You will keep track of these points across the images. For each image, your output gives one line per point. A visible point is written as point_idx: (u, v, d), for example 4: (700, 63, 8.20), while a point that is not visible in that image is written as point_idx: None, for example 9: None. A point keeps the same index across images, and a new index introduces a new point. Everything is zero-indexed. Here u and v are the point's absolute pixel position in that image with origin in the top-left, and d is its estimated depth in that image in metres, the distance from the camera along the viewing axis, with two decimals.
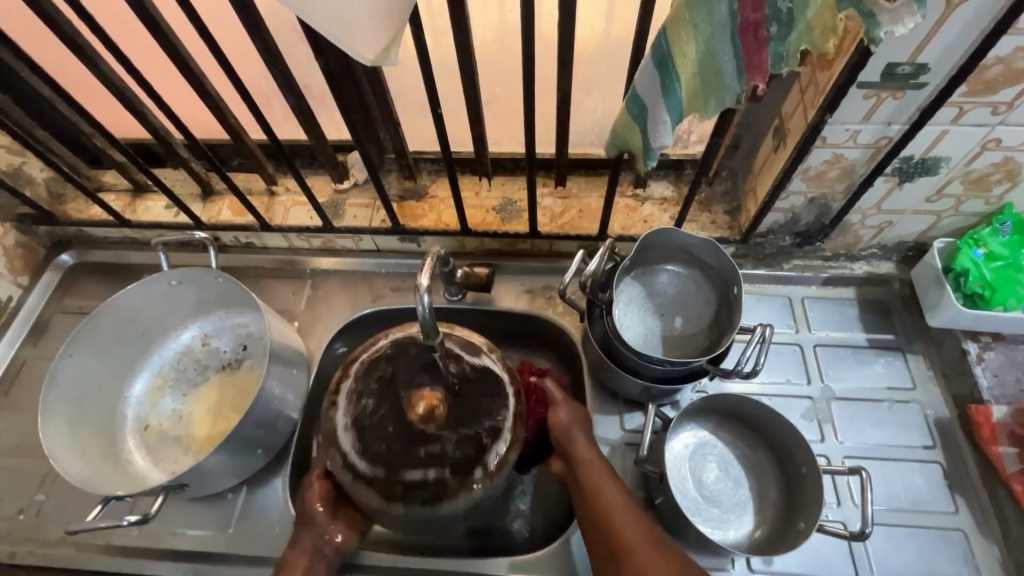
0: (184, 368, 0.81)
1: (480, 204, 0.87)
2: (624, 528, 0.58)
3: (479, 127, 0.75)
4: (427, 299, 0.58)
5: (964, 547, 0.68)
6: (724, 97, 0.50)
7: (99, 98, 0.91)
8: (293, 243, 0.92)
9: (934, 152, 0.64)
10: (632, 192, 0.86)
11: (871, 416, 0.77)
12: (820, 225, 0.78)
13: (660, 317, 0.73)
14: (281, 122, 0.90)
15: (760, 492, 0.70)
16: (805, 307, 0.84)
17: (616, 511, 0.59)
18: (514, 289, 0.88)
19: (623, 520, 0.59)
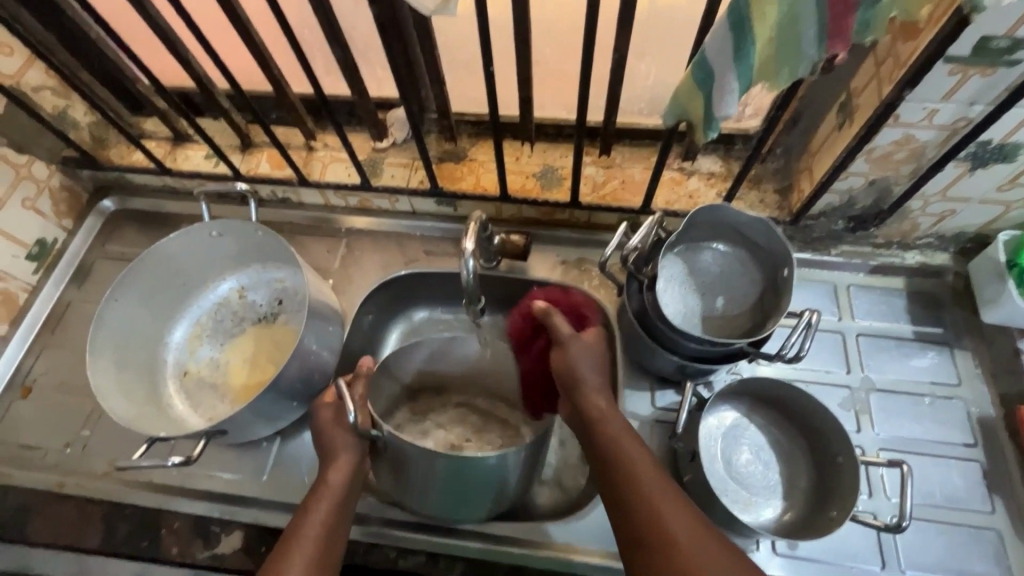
0: (221, 317, 0.82)
1: (520, 169, 0.85)
2: (659, 498, 0.53)
3: (528, 89, 0.72)
4: (472, 264, 0.63)
5: (997, 548, 0.67)
6: (800, 66, 0.48)
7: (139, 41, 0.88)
8: (330, 200, 0.91)
9: (1015, 137, 0.60)
10: (679, 164, 0.83)
11: (910, 410, 0.75)
12: (877, 210, 0.74)
13: (701, 295, 0.71)
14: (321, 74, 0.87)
15: (791, 478, 0.69)
16: (850, 295, 0.81)
17: (650, 482, 0.54)
18: (549, 259, 0.86)
19: (657, 490, 0.54)
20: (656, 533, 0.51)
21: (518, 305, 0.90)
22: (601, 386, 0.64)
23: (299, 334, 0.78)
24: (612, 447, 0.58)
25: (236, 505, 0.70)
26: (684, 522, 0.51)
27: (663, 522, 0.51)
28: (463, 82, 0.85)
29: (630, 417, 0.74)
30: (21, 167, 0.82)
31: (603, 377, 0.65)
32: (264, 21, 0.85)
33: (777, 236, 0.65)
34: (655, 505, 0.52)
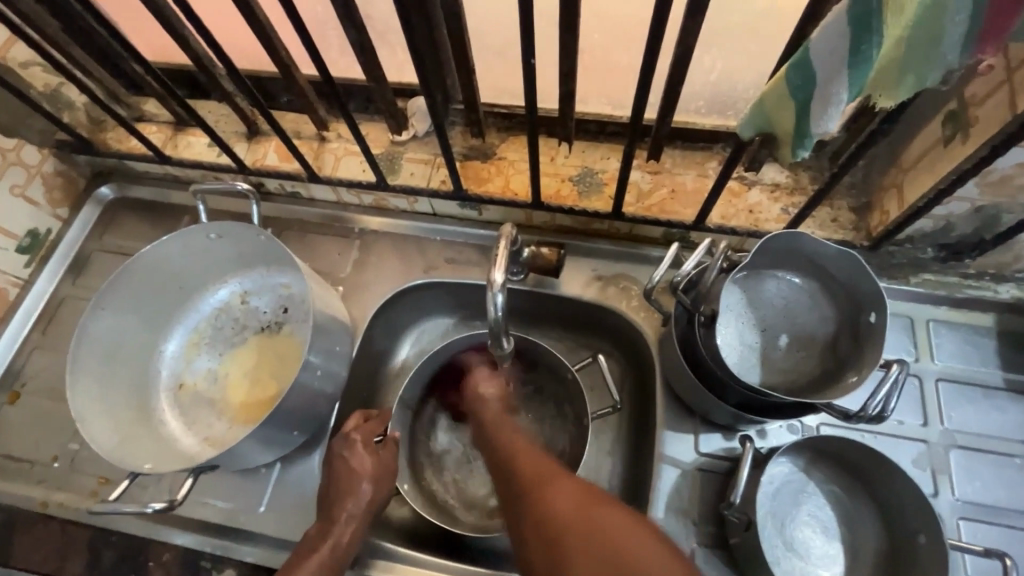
0: (221, 325, 0.75)
1: (555, 171, 0.75)
2: (541, 473, 0.51)
3: (570, 83, 0.62)
4: (501, 298, 0.55)
5: None
6: (933, 74, 0.37)
7: (135, 16, 0.80)
8: (342, 197, 0.83)
9: None
10: (740, 173, 0.72)
11: (997, 472, 0.65)
12: (977, 239, 0.63)
13: (762, 333, 0.61)
14: (334, 55, 0.78)
15: (855, 548, 0.60)
16: (930, 332, 0.71)
17: (530, 462, 0.53)
18: (583, 274, 0.77)
19: (535, 468, 0.52)
20: (534, 501, 0.48)
21: (546, 320, 0.82)
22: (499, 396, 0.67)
23: (304, 349, 0.71)
24: (499, 447, 0.57)
25: (230, 539, 0.64)
26: (564, 488, 0.48)
27: (542, 492, 0.48)
28: (496, 70, 0.74)
29: (670, 463, 0.66)
30: (8, 151, 0.75)
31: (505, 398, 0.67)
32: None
33: (866, 274, 0.55)
34: (536, 480, 0.50)
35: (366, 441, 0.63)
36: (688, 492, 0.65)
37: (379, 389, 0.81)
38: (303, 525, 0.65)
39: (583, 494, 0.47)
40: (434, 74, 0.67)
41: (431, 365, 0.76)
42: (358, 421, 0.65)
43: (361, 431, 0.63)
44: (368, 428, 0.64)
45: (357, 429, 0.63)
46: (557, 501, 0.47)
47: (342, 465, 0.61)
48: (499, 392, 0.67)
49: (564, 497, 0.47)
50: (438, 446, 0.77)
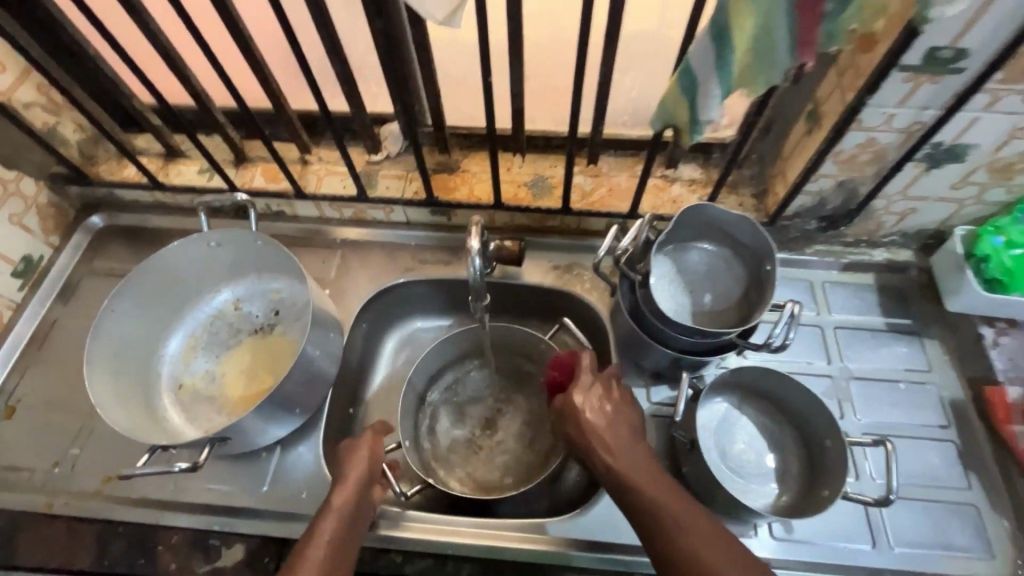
0: (216, 330, 0.82)
1: (512, 179, 0.89)
2: (654, 497, 0.56)
3: (519, 100, 0.76)
4: (477, 262, 0.69)
5: (982, 525, 0.69)
6: (774, 74, 0.52)
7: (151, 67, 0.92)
8: (324, 213, 0.93)
9: (964, 139, 0.67)
10: (662, 172, 0.88)
11: (888, 396, 0.79)
12: (846, 210, 0.80)
13: (690, 293, 0.75)
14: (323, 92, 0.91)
15: (783, 464, 0.72)
16: (826, 291, 0.87)
17: (641, 480, 0.58)
18: (541, 265, 0.89)
19: (648, 486, 0.57)
20: (660, 531, 0.55)
21: (516, 311, 0.94)
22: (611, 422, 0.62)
23: (299, 343, 0.78)
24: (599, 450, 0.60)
25: (234, 516, 0.69)
26: (691, 529, 0.54)
27: (671, 530, 0.54)
28: (457, 97, 0.88)
29: None
30: (8, 183, 0.82)
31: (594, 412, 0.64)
32: (274, 48, 0.92)
33: (759, 233, 0.70)
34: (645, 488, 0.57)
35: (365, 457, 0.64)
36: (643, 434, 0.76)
37: (364, 382, 0.89)
38: (305, 499, 0.71)
39: (719, 544, 0.53)
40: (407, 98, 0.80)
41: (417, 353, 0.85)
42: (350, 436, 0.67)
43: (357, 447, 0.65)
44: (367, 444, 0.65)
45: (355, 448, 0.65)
46: (685, 542, 0.53)
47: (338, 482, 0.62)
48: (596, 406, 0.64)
49: (689, 535, 0.54)
50: (440, 433, 0.86)
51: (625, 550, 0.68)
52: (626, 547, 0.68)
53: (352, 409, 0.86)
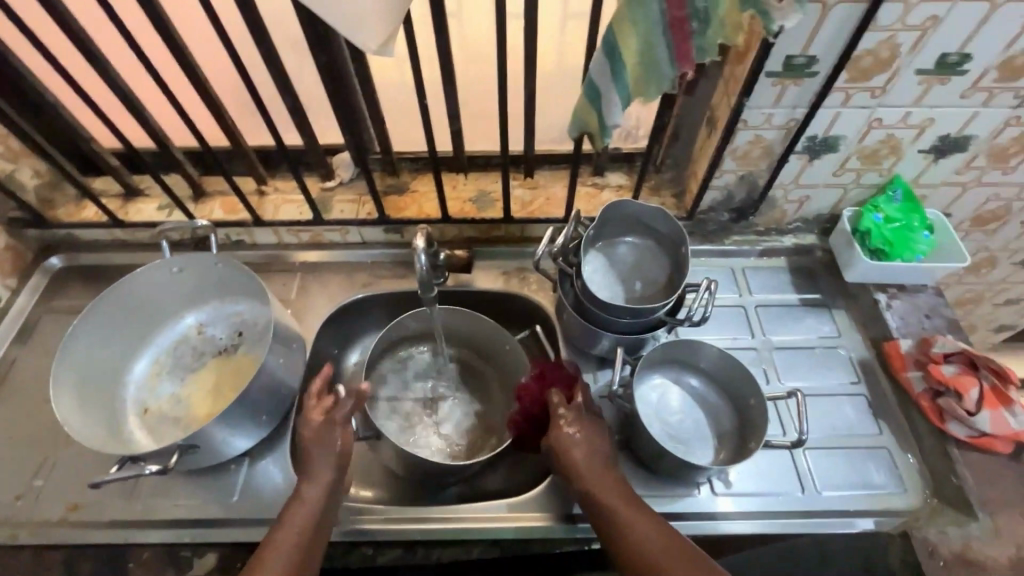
0: (180, 354, 0.85)
1: (458, 195, 0.97)
2: (616, 507, 0.62)
3: (457, 122, 0.85)
4: (424, 259, 0.77)
5: (893, 463, 0.77)
6: (662, 82, 0.63)
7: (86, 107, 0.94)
8: (282, 239, 0.98)
9: (832, 131, 0.79)
10: (592, 181, 0.97)
11: (806, 361, 0.88)
12: (751, 200, 0.91)
13: (622, 282, 0.83)
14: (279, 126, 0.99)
15: (718, 426, 0.79)
16: (746, 275, 0.97)
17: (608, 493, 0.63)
18: (491, 272, 0.97)
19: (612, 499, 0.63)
20: (622, 538, 0.60)
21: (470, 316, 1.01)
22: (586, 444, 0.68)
23: (260, 359, 0.81)
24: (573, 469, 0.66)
25: (205, 527, 0.71)
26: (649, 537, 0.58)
27: (630, 535, 0.59)
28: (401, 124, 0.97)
29: None
30: None
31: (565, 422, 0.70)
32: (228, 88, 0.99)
33: (672, 221, 0.80)
34: (606, 500, 0.63)
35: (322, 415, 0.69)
36: None
37: None
38: (275, 504, 0.73)
39: (676, 550, 0.57)
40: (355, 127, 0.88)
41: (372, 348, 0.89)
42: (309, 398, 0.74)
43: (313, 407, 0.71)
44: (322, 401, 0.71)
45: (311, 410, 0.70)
46: (639, 546, 0.58)
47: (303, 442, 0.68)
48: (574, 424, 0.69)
49: (643, 539, 0.59)
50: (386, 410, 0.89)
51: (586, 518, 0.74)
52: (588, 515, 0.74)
53: None
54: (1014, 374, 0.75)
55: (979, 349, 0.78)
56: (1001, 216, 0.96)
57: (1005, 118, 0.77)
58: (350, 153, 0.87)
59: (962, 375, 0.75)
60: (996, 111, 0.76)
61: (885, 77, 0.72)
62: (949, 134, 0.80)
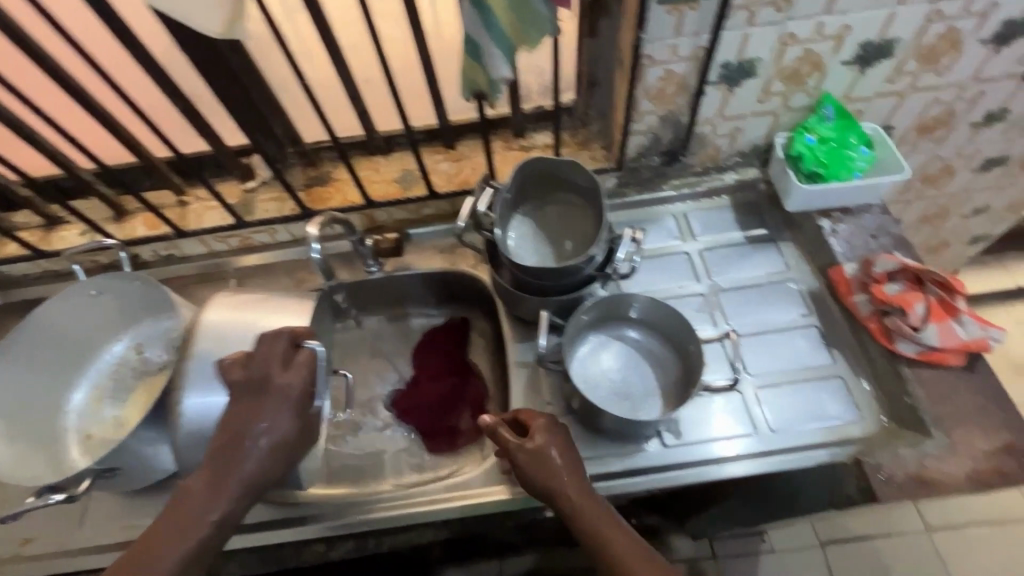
0: (121, 377, 0.84)
1: (382, 178, 0.94)
2: (594, 520, 0.60)
3: (358, 102, 0.81)
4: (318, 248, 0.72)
5: (847, 391, 0.75)
6: (541, 24, 0.60)
7: None
8: (212, 247, 0.96)
9: (746, 55, 0.75)
10: (517, 144, 0.93)
11: (755, 299, 0.85)
12: (680, 140, 0.87)
13: (551, 243, 0.81)
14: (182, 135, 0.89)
15: (663, 378, 0.77)
16: (689, 220, 0.94)
17: (588, 506, 0.61)
18: (427, 251, 0.95)
19: (593, 513, 0.61)
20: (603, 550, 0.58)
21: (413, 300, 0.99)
22: (566, 456, 0.63)
23: None
24: (552, 484, 0.61)
25: None
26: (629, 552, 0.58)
27: (610, 545, 0.58)
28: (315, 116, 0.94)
29: (520, 365, 0.82)
30: None
31: (540, 438, 0.63)
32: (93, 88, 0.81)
33: (587, 173, 0.77)
34: (583, 513, 0.60)
35: (303, 391, 0.61)
36: (538, 380, 0.81)
37: None
38: None
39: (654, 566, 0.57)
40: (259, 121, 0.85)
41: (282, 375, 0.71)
42: (237, 358, 0.61)
43: (292, 379, 0.61)
44: (292, 369, 0.61)
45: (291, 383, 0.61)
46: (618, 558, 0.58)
47: (258, 417, 0.59)
48: (549, 443, 0.63)
49: (625, 552, 0.58)
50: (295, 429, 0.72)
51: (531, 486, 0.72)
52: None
53: None
54: (960, 284, 0.72)
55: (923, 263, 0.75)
56: (946, 121, 0.91)
57: (925, 15, 0.72)
58: (265, 156, 0.89)
59: (907, 291, 0.72)
60: (914, 7, 0.71)
61: None
62: (870, 40, 0.75)
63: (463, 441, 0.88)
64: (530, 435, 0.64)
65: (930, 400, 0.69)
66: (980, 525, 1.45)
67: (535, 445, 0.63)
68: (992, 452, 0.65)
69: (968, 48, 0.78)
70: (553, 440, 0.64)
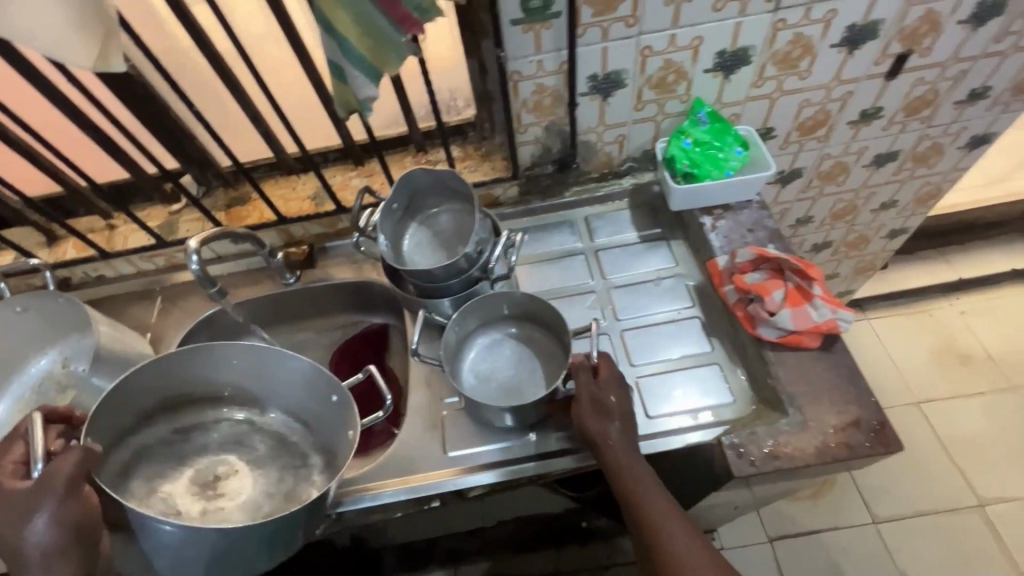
0: (46, 390, 0.87)
1: (297, 195, 0.99)
2: (646, 505, 0.65)
3: (261, 125, 0.88)
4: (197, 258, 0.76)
5: (722, 377, 0.79)
6: (398, 49, 0.66)
7: None
8: (140, 267, 1.01)
9: (610, 67, 0.80)
10: (424, 159, 0.99)
11: (645, 294, 0.89)
12: (569, 149, 0.93)
13: (442, 250, 0.86)
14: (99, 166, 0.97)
15: (547, 368, 0.81)
16: (589, 224, 0.99)
17: (644, 491, 0.65)
18: (343, 263, 1.00)
19: (648, 497, 0.65)
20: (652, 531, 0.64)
21: (333, 310, 1.03)
22: (626, 439, 0.68)
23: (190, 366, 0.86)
24: (615, 464, 0.67)
25: None
26: (671, 531, 0.63)
27: (653, 528, 0.64)
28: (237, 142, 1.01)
29: (421, 367, 0.86)
30: None
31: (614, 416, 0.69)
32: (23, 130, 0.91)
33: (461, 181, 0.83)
34: (634, 495, 0.65)
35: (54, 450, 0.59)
36: (436, 379, 0.85)
37: None
38: None
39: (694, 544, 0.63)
40: (172, 146, 0.90)
41: (300, 383, 0.76)
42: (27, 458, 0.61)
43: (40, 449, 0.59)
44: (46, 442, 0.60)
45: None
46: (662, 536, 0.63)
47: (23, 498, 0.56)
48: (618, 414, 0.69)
49: (670, 531, 0.63)
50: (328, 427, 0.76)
51: (424, 476, 0.76)
52: (421, 471, 0.77)
53: None
54: (815, 270, 0.76)
55: (784, 253, 0.80)
56: (825, 121, 0.97)
57: (771, 24, 0.79)
58: (192, 176, 0.97)
59: (767, 280, 0.76)
60: (757, 18, 0.77)
61: (629, 5, 0.73)
62: (725, 49, 0.81)
63: (375, 443, 0.91)
64: (603, 405, 0.70)
65: (789, 381, 0.72)
66: (927, 516, 1.46)
67: (596, 422, 0.68)
68: (842, 427, 0.68)
69: (822, 52, 0.84)
70: (622, 408, 0.70)
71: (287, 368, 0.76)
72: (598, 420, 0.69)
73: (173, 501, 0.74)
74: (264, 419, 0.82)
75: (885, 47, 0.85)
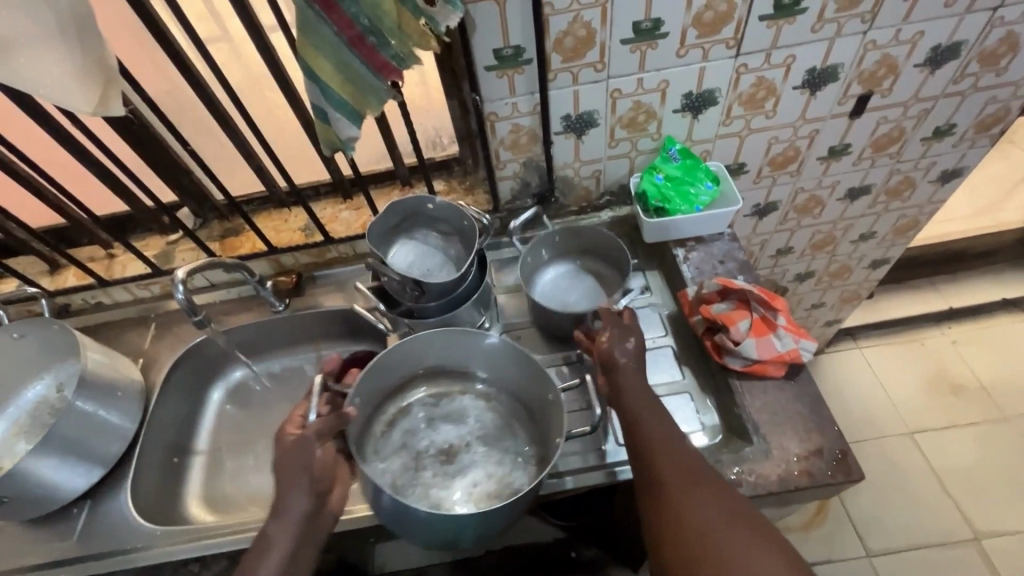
0: (37, 416, 0.89)
1: (288, 227, 1.04)
2: (654, 435, 0.66)
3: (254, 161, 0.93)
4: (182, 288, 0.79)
5: (693, 405, 0.80)
6: (378, 93, 0.67)
7: None
8: (136, 294, 1.05)
9: (582, 108, 0.85)
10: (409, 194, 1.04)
11: None
12: (548, 184, 0.97)
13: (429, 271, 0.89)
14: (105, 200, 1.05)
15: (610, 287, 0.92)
16: None
17: (653, 424, 0.67)
18: (329, 292, 1.04)
19: (655, 430, 0.66)
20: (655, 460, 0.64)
21: (320, 337, 1.06)
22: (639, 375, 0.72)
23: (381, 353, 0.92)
24: (626, 395, 0.70)
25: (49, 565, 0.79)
26: (672, 464, 0.63)
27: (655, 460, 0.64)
28: (233, 177, 1.07)
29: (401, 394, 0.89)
30: None
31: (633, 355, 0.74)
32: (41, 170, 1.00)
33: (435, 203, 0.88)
34: (642, 424, 0.67)
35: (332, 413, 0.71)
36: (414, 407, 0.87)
37: (190, 432, 0.98)
38: (117, 532, 0.81)
39: (698, 478, 0.61)
40: (171, 180, 0.95)
41: (516, 365, 0.81)
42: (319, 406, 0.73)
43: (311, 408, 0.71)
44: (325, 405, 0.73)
45: (285, 425, 0.71)
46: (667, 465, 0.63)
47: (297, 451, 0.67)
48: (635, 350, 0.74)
49: (676, 462, 0.63)
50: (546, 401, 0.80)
51: None
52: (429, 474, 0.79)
53: (177, 457, 0.95)
54: (777, 300, 0.79)
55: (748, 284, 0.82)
56: (795, 157, 1.00)
57: (733, 68, 0.83)
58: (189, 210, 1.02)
59: (732, 310, 0.79)
60: (720, 62, 0.82)
61: (597, 52, 0.78)
62: (691, 91, 0.85)
63: None
64: (621, 339, 0.75)
65: (754, 410, 0.74)
66: (921, 549, 1.43)
67: (612, 355, 0.73)
68: (803, 456, 0.70)
69: (785, 93, 0.88)
70: (639, 350, 0.75)
71: (485, 347, 0.82)
72: (614, 351, 0.74)
73: (417, 461, 0.79)
74: (488, 399, 0.87)
75: (846, 89, 0.89)
